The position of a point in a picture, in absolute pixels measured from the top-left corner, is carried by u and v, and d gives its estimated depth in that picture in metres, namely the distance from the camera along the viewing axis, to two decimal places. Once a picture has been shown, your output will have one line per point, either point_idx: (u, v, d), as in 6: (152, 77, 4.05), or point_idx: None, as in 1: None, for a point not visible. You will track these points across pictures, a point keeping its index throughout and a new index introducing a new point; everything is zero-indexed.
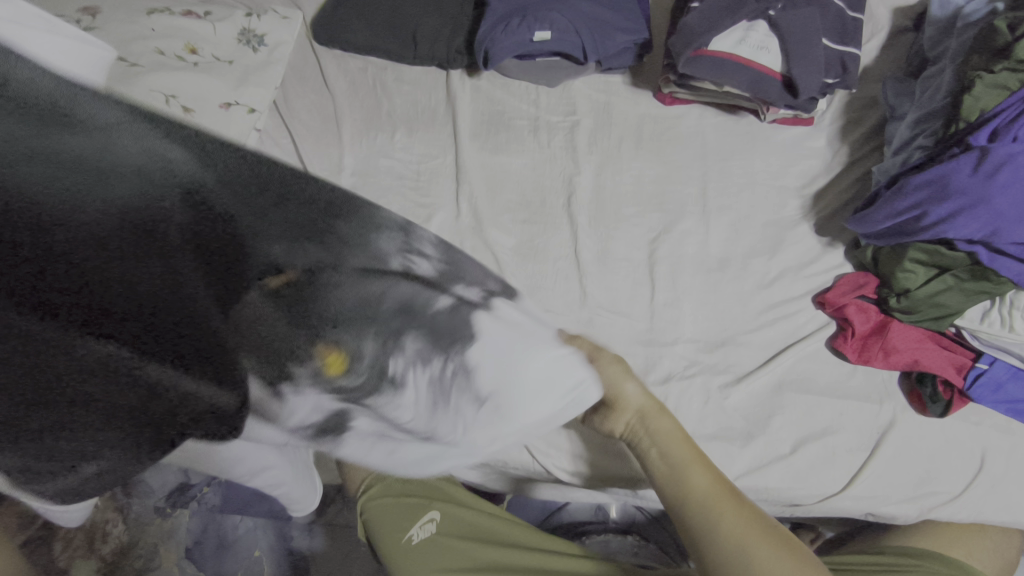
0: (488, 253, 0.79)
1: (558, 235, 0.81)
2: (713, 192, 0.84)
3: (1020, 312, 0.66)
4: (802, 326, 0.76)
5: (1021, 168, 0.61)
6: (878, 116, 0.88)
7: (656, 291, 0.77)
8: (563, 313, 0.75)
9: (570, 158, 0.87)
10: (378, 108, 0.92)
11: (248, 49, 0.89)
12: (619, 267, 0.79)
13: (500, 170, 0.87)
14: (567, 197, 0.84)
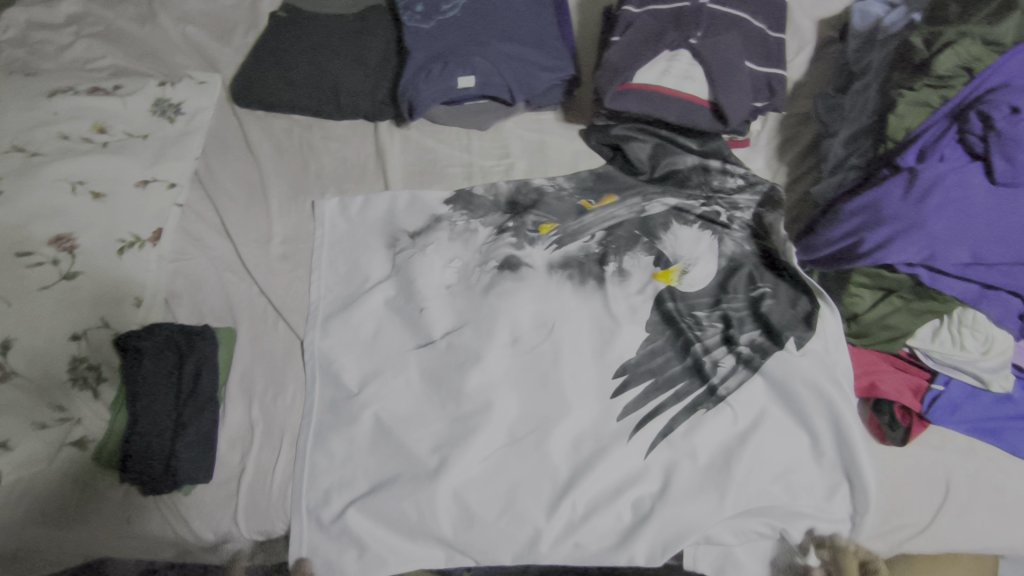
0: (438, 317, 0.77)
1: (508, 292, 0.76)
2: (659, 224, 0.82)
3: (968, 329, 0.66)
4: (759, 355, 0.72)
5: (949, 189, 0.59)
6: (813, 132, 0.87)
7: (611, 335, 0.74)
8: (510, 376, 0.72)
9: (508, 205, 0.86)
10: (305, 168, 0.91)
11: (164, 119, 0.91)
12: (574, 312, 0.75)
13: (454, 227, 0.84)
14: (515, 245, 0.81)
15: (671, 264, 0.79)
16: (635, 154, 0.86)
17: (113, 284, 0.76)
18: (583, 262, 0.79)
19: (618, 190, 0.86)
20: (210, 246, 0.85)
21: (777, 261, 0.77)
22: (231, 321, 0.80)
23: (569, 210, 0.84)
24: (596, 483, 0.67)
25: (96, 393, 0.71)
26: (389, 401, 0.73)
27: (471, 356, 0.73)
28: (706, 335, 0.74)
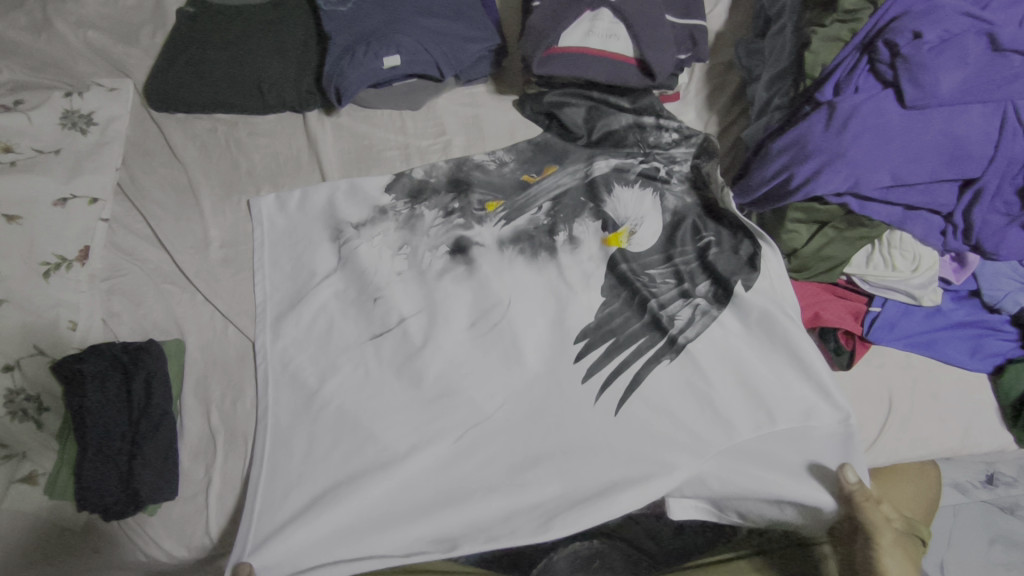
0: (394, 301, 0.76)
1: (462, 277, 0.77)
2: (602, 185, 0.83)
3: (898, 250, 0.68)
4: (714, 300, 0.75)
5: (865, 118, 0.62)
6: (738, 80, 0.89)
7: (567, 303, 0.76)
8: (474, 353, 0.73)
9: (450, 184, 0.84)
10: (235, 168, 0.88)
11: (76, 132, 0.86)
12: (526, 285, 0.77)
13: (401, 217, 0.82)
14: (464, 225, 0.81)
15: (619, 226, 0.80)
16: (570, 120, 0.86)
17: (45, 310, 0.73)
18: (533, 235, 0.80)
19: (557, 159, 0.86)
20: (144, 259, 0.82)
21: (719, 210, 0.79)
22: (178, 333, 0.77)
23: (510, 185, 0.84)
24: (571, 444, 0.69)
25: (40, 424, 0.69)
26: (353, 394, 0.72)
27: (430, 342, 0.73)
28: (662, 287, 0.76)
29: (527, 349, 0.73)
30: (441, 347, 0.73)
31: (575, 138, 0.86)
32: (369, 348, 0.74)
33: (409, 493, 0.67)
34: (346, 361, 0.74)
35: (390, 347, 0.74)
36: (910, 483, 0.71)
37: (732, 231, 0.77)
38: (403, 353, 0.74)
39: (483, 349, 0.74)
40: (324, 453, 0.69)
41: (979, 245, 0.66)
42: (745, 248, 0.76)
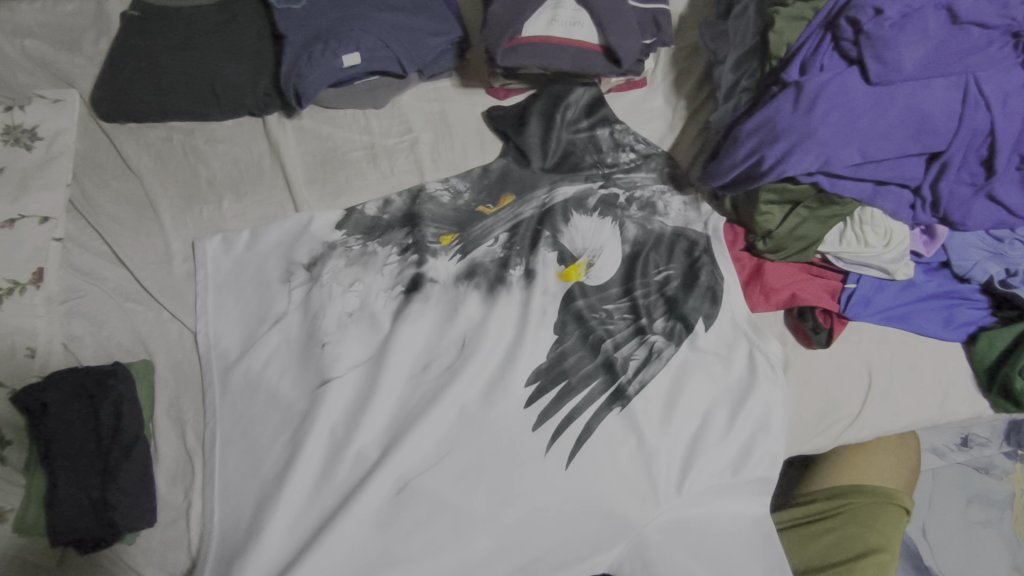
0: (362, 316, 0.74)
1: (416, 317, 0.74)
2: (559, 212, 0.80)
3: (870, 226, 0.69)
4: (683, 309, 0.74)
5: (833, 96, 0.62)
6: (703, 63, 0.88)
7: (526, 315, 0.74)
8: (441, 364, 0.71)
9: (403, 219, 0.81)
10: (194, 177, 0.85)
11: (21, 147, 0.81)
12: (487, 320, 0.73)
13: (351, 254, 0.78)
14: (418, 262, 0.77)
15: (575, 259, 0.77)
16: (527, 142, 0.83)
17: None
18: (488, 269, 0.77)
19: (515, 188, 0.83)
20: (103, 277, 0.78)
21: (678, 239, 0.78)
22: (145, 353, 0.75)
23: (464, 217, 0.81)
24: (524, 501, 0.64)
25: (3, 459, 0.65)
26: (291, 458, 0.67)
27: (392, 360, 0.71)
28: (621, 321, 0.74)
29: (497, 352, 0.72)
30: (407, 363, 0.71)
31: (532, 161, 0.83)
32: (307, 412, 0.69)
33: (386, 530, 0.62)
34: (286, 427, 0.69)
35: (359, 363, 0.72)
36: (891, 453, 0.72)
37: (692, 264, 0.76)
38: (368, 371, 0.71)
39: (449, 364, 0.71)
40: (292, 478, 0.65)
41: (947, 217, 0.67)
42: (708, 278, 0.75)
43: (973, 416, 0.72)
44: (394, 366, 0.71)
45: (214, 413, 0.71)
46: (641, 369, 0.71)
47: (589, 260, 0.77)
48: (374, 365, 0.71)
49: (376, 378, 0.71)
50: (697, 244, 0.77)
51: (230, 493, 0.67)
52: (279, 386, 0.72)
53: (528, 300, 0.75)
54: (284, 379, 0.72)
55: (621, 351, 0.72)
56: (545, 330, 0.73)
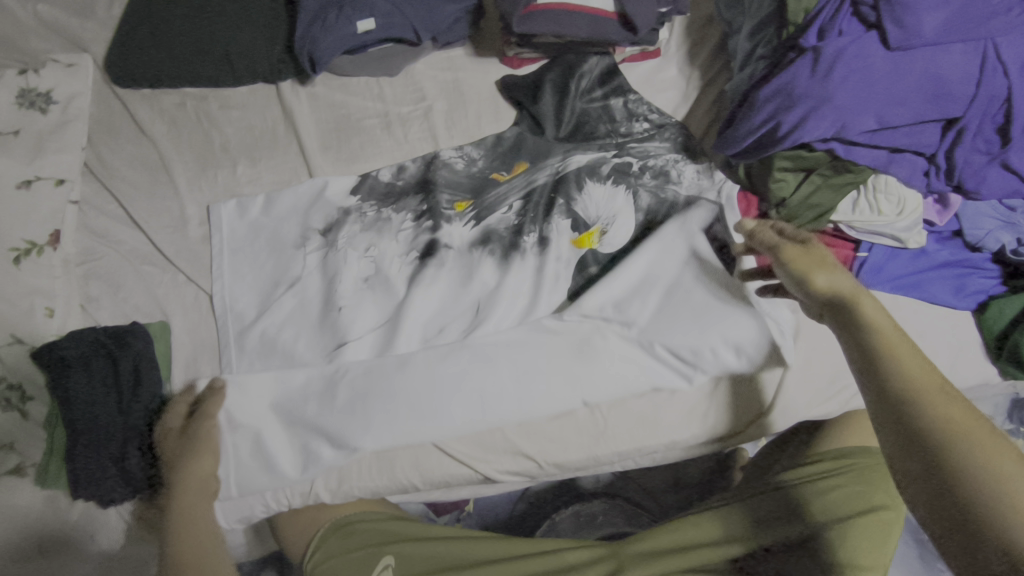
0: (377, 277, 0.75)
1: (430, 282, 0.74)
2: (573, 177, 0.79)
3: (883, 195, 0.69)
4: (700, 274, 0.72)
5: (850, 61, 0.62)
6: (718, 33, 0.88)
7: (540, 278, 0.74)
8: (454, 321, 0.72)
9: (418, 186, 0.81)
10: (209, 143, 0.85)
11: (35, 110, 0.81)
12: (502, 284, 0.73)
13: (366, 219, 0.78)
14: (433, 228, 0.77)
15: (590, 227, 0.77)
16: (541, 111, 0.83)
17: (19, 297, 0.70)
18: (503, 236, 0.76)
19: (529, 156, 0.83)
20: (119, 240, 0.79)
21: (694, 206, 0.76)
22: (162, 315, 0.75)
23: (478, 184, 0.81)
24: (536, 453, 0.70)
25: (26, 413, 0.66)
26: (312, 421, 0.66)
27: (405, 317, 0.71)
28: (636, 286, 0.73)
29: (513, 312, 0.73)
30: (421, 324, 0.72)
31: (546, 130, 0.83)
32: (324, 373, 0.69)
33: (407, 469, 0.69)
34: (304, 389, 0.68)
35: (373, 320, 0.73)
36: None
37: (707, 231, 0.75)
38: (382, 333, 0.71)
39: (461, 326, 0.72)
40: (309, 431, 0.67)
41: (960, 185, 0.67)
42: (723, 245, 0.74)
43: (981, 383, 0.73)
44: (407, 323, 0.71)
45: (228, 371, 0.72)
46: (657, 330, 0.70)
47: (603, 229, 0.76)
48: (387, 325, 0.72)
49: (388, 336, 0.71)
50: (713, 211, 0.77)
51: (248, 457, 0.66)
52: (293, 345, 0.72)
53: (539, 264, 0.75)
54: (297, 338, 0.72)
55: (637, 312, 0.71)
56: (559, 291, 0.74)
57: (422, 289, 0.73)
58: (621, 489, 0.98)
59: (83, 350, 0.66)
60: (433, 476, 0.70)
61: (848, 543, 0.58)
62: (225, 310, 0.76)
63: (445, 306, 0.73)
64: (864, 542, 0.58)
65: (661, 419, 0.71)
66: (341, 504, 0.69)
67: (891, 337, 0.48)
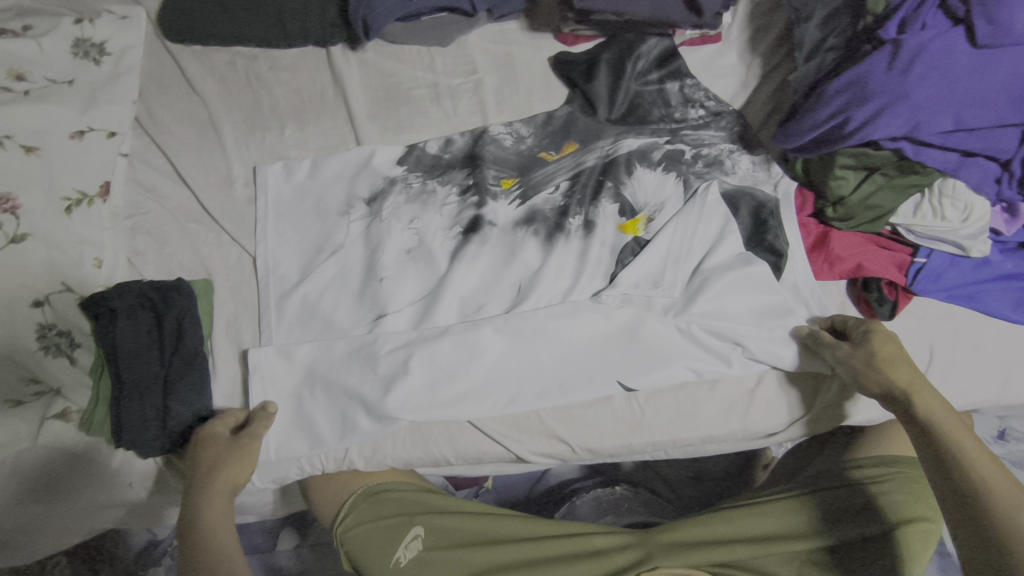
0: (420, 249, 0.74)
1: (473, 258, 0.73)
2: (622, 160, 0.78)
3: (949, 200, 0.66)
4: (746, 265, 0.71)
5: (932, 58, 0.59)
6: (783, 21, 0.85)
7: (584, 259, 0.72)
8: (494, 297, 0.72)
9: (464, 160, 0.80)
10: (258, 104, 0.84)
11: (89, 61, 0.81)
12: (546, 266, 0.72)
13: (411, 191, 0.78)
14: (478, 203, 0.76)
15: (637, 212, 0.75)
16: (595, 91, 0.81)
17: (69, 246, 0.70)
18: (548, 216, 0.75)
19: (579, 137, 0.81)
20: (166, 196, 0.79)
21: (740, 199, 0.75)
22: (206, 273, 0.76)
23: (526, 162, 0.80)
24: (567, 435, 0.70)
25: (73, 360, 0.67)
26: (352, 387, 0.67)
27: (444, 290, 0.70)
28: (681, 272, 0.71)
29: (552, 291, 0.72)
30: (461, 298, 0.72)
31: (598, 111, 0.81)
32: (366, 340, 0.69)
33: (438, 439, 0.69)
34: (347, 355, 0.69)
35: (413, 289, 0.72)
36: None
37: (758, 224, 0.74)
38: (421, 304, 0.71)
39: (500, 303, 0.71)
40: (345, 395, 0.68)
41: None
42: (774, 241, 0.72)
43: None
44: (447, 296, 0.70)
45: (268, 334, 0.72)
46: (699, 319, 0.69)
47: (649, 216, 0.75)
48: (426, 296, 0.72)
49: (426, 307, 0.71)
50: (765, 206, 0.75)
51: (283, 411, 0.69)
52: (333, 309, 0.73)
53: (582, 245, 0.74)
54: (335, 303, 0.73)
55: (678, 300, 0.70)
56: (600, 272, 0.72)
57: (463, 263, 0.72)
58: (642, 477, 0.98)
59: (134, 293, 0.68)
60: (463, 451, 0.70)
61: (899, 547, 0.58)
62: (264, 272, 0.76)
63: (484, 281, 0.73)
64: (915, 551, 0.58)
65: (697, 411, 0.70)
66: (373, 472, 0.70)
67: (953, 428, 0.56)
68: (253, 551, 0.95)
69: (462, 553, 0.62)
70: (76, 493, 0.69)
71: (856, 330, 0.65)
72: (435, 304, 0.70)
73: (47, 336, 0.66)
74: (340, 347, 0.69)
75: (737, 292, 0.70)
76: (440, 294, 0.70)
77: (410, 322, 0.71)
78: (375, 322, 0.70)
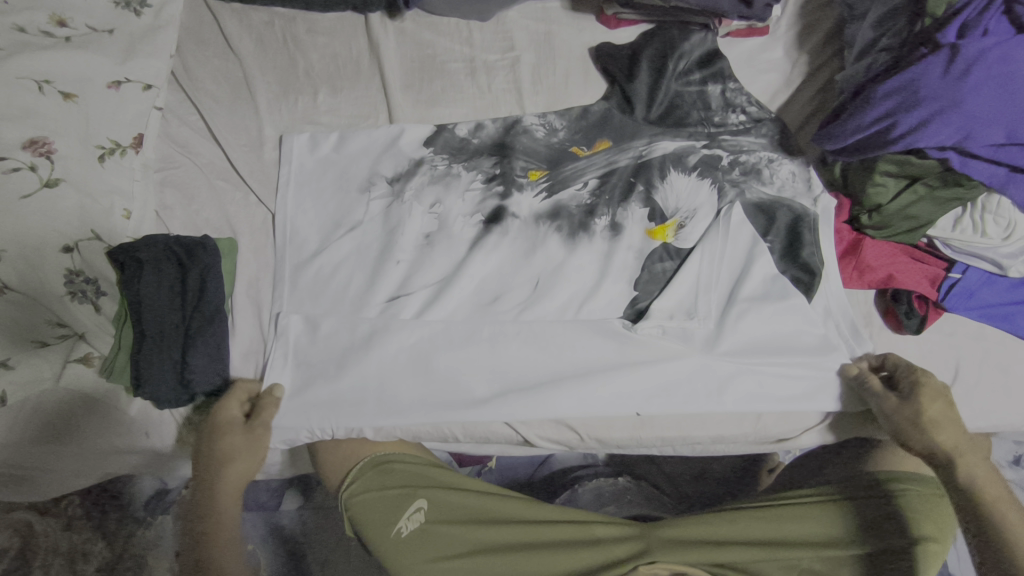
0: (442, 233, 0.74)
1: (492, 247, 0.73)
2: (652, 163, 0.77)
3: (991, 216, 0.64)
4: (772, 289, 0.70)
5: (992, 65, 0.57)
6: (835, 17, 0.82)
7: (608, 258, 0.73)
8: (514, 286, 0.72)
9: (493, 147, 0.79)
10: (293, 67, 0.84)
11: (130, 12, 0.81)
12: (568, 263, 0.72)
13: (435, 173, 0.77)
14: (504, 192, 0.76)
15: (667, 218, 0.74)
16: (635, 90, 0.79)
17: (100, 195, 0.71)
18: (573, 213, 0.75)
19: (613, 133, 0.79)
20: (197, 153, 0.80)
21: (777, 213, 0.73)
22: (230, 232, 0.77)
23: (556, 155, 0.78)
24: (576, 430, 0.69)
25: (98, 307, 0.69)
26: (367, 365, 0.68)
27: (462, 277, 0.71)
28: (705, 287, 0.71)
29: (572, 286, 0.72)
30: (479, 286, 0.72)
31: (635, 110, 0.79)
32: (386, 326, 0.70)
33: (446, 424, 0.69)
34: (366, 338, 0.70)
35: (433, 273, 0.73)
36: None
37: (793, 237, 0.72)
38: (438, 289, 0.72)
39: (519, 293, 0.72)
40: (358, 372, 0.68)
41: None
42: (809, 258, 0.71)
43: None
44: (465, 282, 0.71)
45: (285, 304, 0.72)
46: (720, 335, 0.69)
47: (680, 222, 0.74)
48: (445, 282, 0.72)
49: (443, 292, 0.71)
50: (803, 218, 0.73)
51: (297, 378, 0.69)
52: (354, 284, 0.73)
53: (606, 242, 0.74)
54: (354, 280, 0.73)
55: (700, 317, 0.70)
56: (620, 272, 0.72)
57: (485, 252, 0.73)
58: (644, 471, 0.98)
59: (163, 245, 0.69)
60: (472, 433, 0.70)
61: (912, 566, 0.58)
62: (287, 244, 0.76)
63: (503, 271, 0.73)
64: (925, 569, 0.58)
65: (713, 420, 0.68)
66: (382, 444, 0.70)
67: (966, 452, 0.58)
68: (258, 508, 0.97)
69: (463, 531, 0.63)
70: (87, 437, 0.71)
71: (903, 381, 0.63)
72: (452, 290, 0.71)
73: (74, 281, 0.67)
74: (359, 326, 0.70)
75: (761, 310, 0.69)
76: (458, 280, 0.71)
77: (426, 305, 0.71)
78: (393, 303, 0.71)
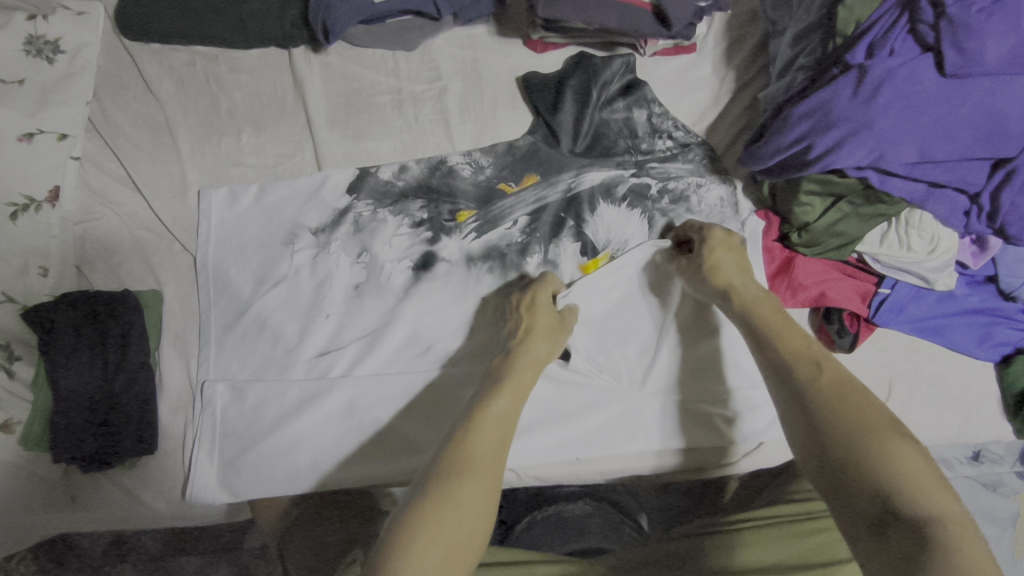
0: (372, 282, 0.74)
1: (426, 294, 0.73)
2: (584, 197, 0.76)
3: (915, 231, 0.64)
4: (706, 316, 0.71)
5: (899, 85, 0.56)
6: (760, 33, 0.82)
7: None
8: (445, 333, 0.72)
9: (420, 189, 0.78)
10: (215, 107, 0.82)
11: (42, 61, 0.79)
12: (499, 307, 0.72)
13: (359, 222, 0.76)
14: (431, 239, 0.75)
15: (598, 252, 0.74)
16: (560, 122, 0.78)
17: (14, 255, 0.69)
18: (504, 253, 0.74)
19: (540, 168, 0.78)
20: (118, 202, 0.77)
21: None
22: (155, 283, 0.75)
23: (485, 194, 0.77)
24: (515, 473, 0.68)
25: (12, 373, 0.66)
26: (301, 425, 0.69)
27: (391, 330, 0.72)
28: (639, 317, 0.71)
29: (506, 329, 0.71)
30: (411, 336, 0.72)
31: (561, 143, 0.78)
32: (318, 386, 0.70)
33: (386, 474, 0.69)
34: (298, 402, 0.70)
35: (364, 324, 0.73)
36: None
37: None
38: (368, 342, 0.72)
39: (452, 341, 0.72)
40: (291, 427, 0.69)
41: (1003, 229, 0.61)
42: None
43: (992, 440, 0.69)
44: (395, 333, 0.72)
45: (217, 365, 0.72)
46: (653, 368, 0.70)
47: (612, 255, 0.73)
48: (374, 335, 0.72)
49: (373, 346, 0.72)
50: None
51: (232, 430, 0.70)
52: (284, 339, 0.72)
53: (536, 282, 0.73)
54: (282, 338, 0.72)
55: (635, 346, 0.71)
56: None
57: (415, 301, 0.73)
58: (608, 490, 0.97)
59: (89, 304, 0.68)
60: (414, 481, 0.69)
61: None
62: (216, 299, 0.74)
63: (434, 319, 0.72)
64: None
65: (653, 457, 0.68)
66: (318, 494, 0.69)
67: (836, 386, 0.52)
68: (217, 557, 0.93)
69: None
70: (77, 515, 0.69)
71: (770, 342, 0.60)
72: (381, 344, 0.71)
73: None
74: (290, 387, 0.70)
75: (694, 341, 0.70)
76: (388, 334, 0.72)
77: (360, 358, 0.72)
78: (324, 361, 0.71)
